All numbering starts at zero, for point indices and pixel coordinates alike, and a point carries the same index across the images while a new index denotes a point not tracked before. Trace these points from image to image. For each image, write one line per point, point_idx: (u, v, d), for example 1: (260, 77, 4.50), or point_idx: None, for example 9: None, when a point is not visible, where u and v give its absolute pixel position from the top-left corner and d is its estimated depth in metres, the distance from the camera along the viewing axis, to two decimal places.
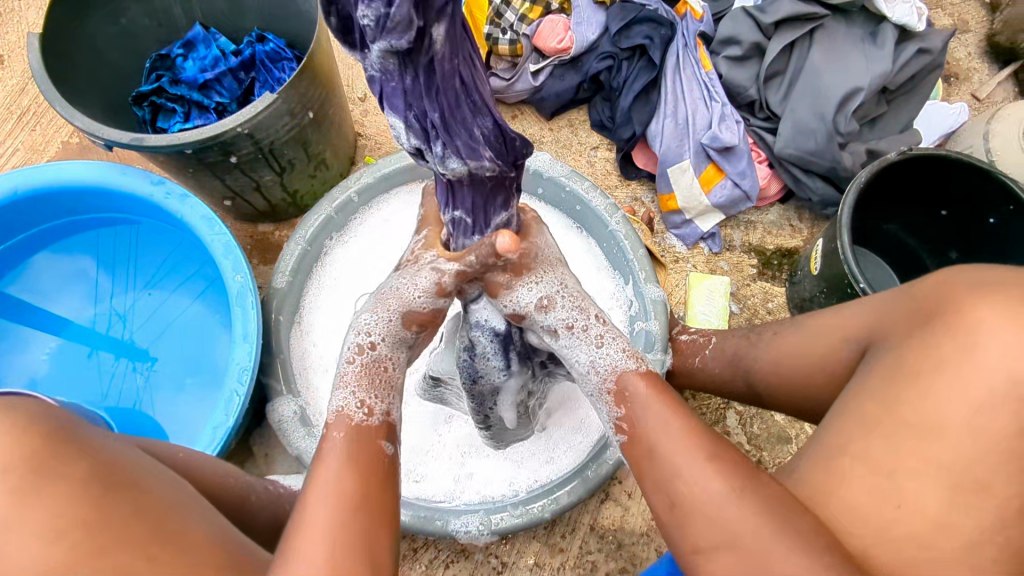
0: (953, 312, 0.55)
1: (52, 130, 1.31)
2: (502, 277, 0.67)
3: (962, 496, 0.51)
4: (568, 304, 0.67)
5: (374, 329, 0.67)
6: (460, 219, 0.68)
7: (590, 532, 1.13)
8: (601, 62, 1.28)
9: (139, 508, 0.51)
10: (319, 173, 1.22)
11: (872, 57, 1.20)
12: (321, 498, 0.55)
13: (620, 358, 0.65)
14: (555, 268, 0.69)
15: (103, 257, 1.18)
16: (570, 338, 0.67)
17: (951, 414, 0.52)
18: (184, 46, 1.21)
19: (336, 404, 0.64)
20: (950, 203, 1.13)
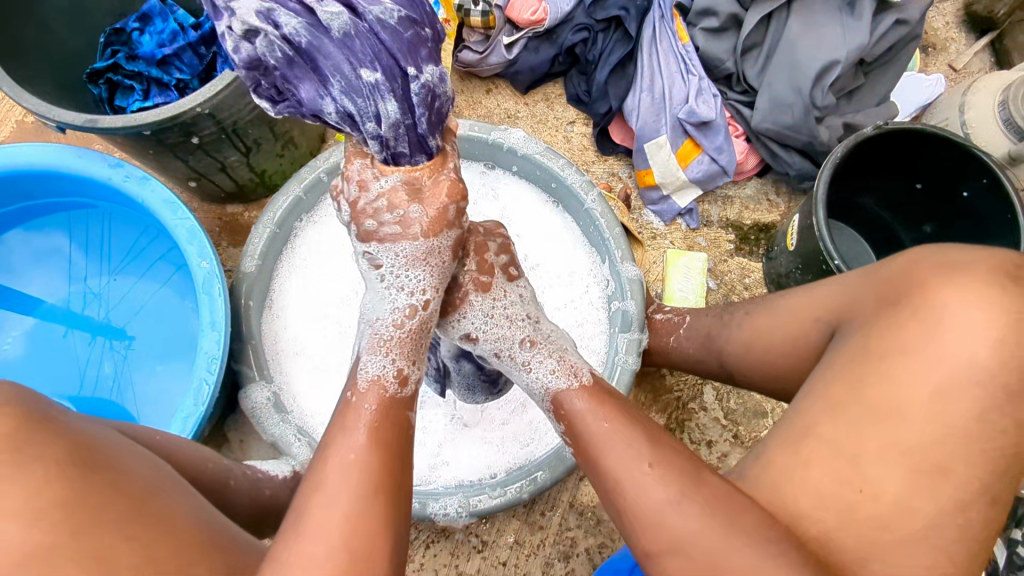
0: (921, 296, 0.55)
1: (4, 108, 1.26)
2: (436, 316, 0.75)
3: (924, 479, 0.51)
4: (494, 336, 0.73)
5: (422, 288, 0.67)
6: (379, 84, 0.58)
7: (570, 509, 1.14)
8: (576, 34, 1.24)
9: (122, 490, 0.49)
10: (287, 153, 1.19)
11: (849, 28, 1.17)
12: (341, 472, 0.55)
13: (550, 378, 0.69)
14: (486, 297, 0.73)
15: (76, 235, 1.14)
16: (504, 361, 0.74)
17: (916, 399, 0.53)
18: (139, 20, 1.15)
19: (374, 371, 0.65)
20: (923, 176, 1.13)
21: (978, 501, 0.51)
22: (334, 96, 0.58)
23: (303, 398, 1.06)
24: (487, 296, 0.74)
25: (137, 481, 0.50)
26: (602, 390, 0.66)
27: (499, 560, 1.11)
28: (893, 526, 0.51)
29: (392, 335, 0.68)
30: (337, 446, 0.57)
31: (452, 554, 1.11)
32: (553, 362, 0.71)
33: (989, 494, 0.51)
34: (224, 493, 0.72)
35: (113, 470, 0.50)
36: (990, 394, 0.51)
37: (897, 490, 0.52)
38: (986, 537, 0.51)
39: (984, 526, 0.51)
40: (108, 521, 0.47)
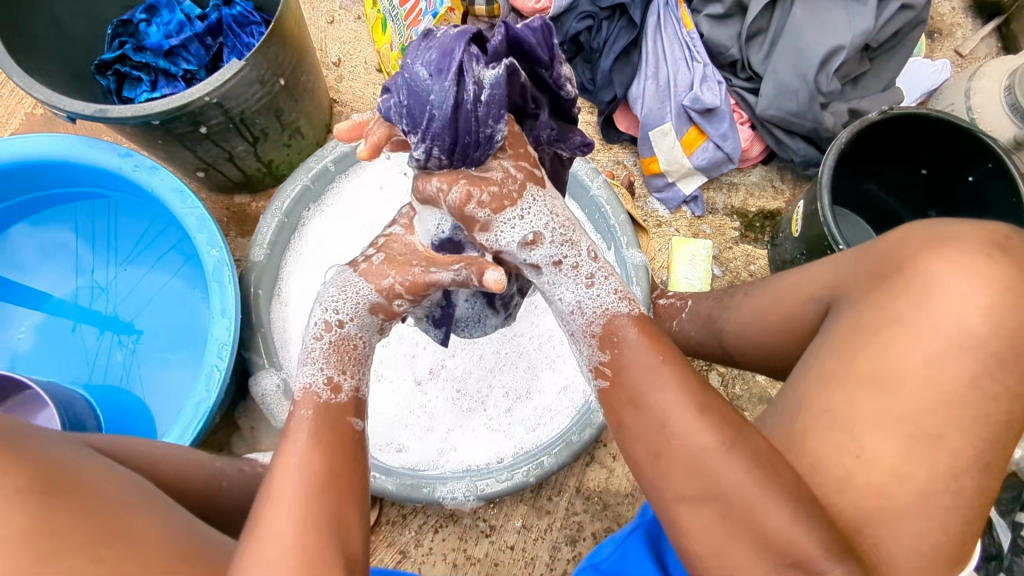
0: (910, 268, 0.58)
1: (14, 102, 1.27)
2: (481, 212, 0.64)
3: (918, 447, 0.53)
4: (557, 239, 0.66)
5: (340, 308, 0.69)
6: (464, 90, 0.64)
7: (576, 494, 1.15)
8: (581, 22, 1.23)
9: (90, 511, 0.49)
10: (294, 143, 1.20)
11: (854, 13, 1.16)
12: (288, 474, 0.55)
13: (610, 300, 0.65)
14: (542, 196, 0.66)
15: (82, 229, 1.16)
16: (558, 274, 0.67)
17: (909, 369, 0.55)
18: (147, 11, 1.16)
19: (303, 380, 0.65)
20: (929, 161, 1.13)
21: (972, 468, 0.53)
22: (425, 80, 0.65)
23: None
24: (544, 193, 0.67)
25: (103, 501, 0.50)
26: (650, 323, 0.64)
27: (507, 544, 1.12)
28: (891, 495, 0.53)
29: (316, 346, 0.68)
30: (283, 454, 0.58)
31: (460, 539, 1.12)
32: (616, 281, 0.66)
33: (983, 462, 0.53)
34: (213, 494, 0.72)
35: (83, 491, 0.50)
36: (980, 360, 0.53)
37: (894, 459, 0.53)
38: (981, 503, 0.53)
39: (980, 493, 0.53)
40: (78, 543, 0.47)
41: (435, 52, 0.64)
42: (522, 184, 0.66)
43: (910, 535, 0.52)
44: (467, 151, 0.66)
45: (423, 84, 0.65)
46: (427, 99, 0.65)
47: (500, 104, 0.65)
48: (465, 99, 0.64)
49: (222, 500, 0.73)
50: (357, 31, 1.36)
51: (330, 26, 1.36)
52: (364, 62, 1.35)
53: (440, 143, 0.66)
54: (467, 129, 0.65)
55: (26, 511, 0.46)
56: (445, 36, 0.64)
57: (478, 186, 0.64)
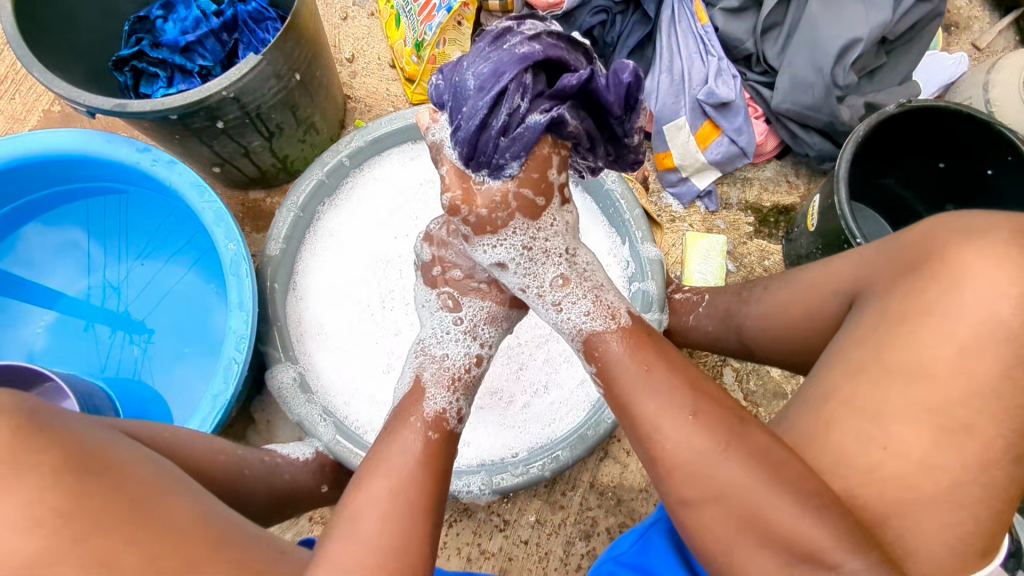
0: (938, 259, 0.57)
1: (31, 98, 1.28)
2: (466, 231, 0.75)
3: (947, 437, 0.53)
4: (521, 271, 0.75)
5: (487, 342, 0.81)
6: (495, 127, 0.67)
7: (590, 489, 1.15)
8: (595, 16, 1.22)
9: (122, 493, 0.49)
10: (309, 138, 1.20)
11: (871, 5, 1.15)
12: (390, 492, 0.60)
13: (583, 321, 0.71)
14: (526, 228, 0.74)
15: (93, 227, 1.17)
16: (528, 297, 0.76)
17: (937, 359, 0.54)
18: (163, 7, 1.17)
19: (443, 404, 0.74)
20: (947, 155, 1.12)
21: (1001, 459, 0.52)
22: (472, 86, 0.67)
23: (327, 378, 1.07)
24: (530, 226, 0.74)
25: (136, 482, 0.51)
26: (640, 331, 0.67)
27: (521, 538, 1.12)
28: (917, 485, 0.53)
29: (460, 377, 0.78)
30: (386, 466, 0.63)
31: (474, 533, 1.12)
32: (587, 303, 0.72)
33: (1012, 453, 0.53)
34: (237, 484, 0.74)
35: (118, 470, 0.50)
36: (1011, 351, 0.53)
37: (921, 450, 0.53)
38: (1008, 495, 0.53)
39: (1008, 485, 0.53)
40: (111, 526, 0.47)
41: (501, 70, 0.65)
42: (513, 213, 0.73)
43: (938, 526, 0.52)
44: (477, 167, 0.70)
45: (465, 93, 0.67)
46: (463, 107, 0.68)
47: (524, 146, 0.68)
48: (494, 124, 0.67)
49: (242, 488, 0.75)
50: (370, 27, 1.37)
51: (344, 22, 1.37)
52: (377, 58, 1.35)
53: (458, 151, 0.70)
54: (485, 150, 0.69)
55: (62, 495, 0.47)
56: (508, 52, 0.65)
57: (469, 205, 0.73)
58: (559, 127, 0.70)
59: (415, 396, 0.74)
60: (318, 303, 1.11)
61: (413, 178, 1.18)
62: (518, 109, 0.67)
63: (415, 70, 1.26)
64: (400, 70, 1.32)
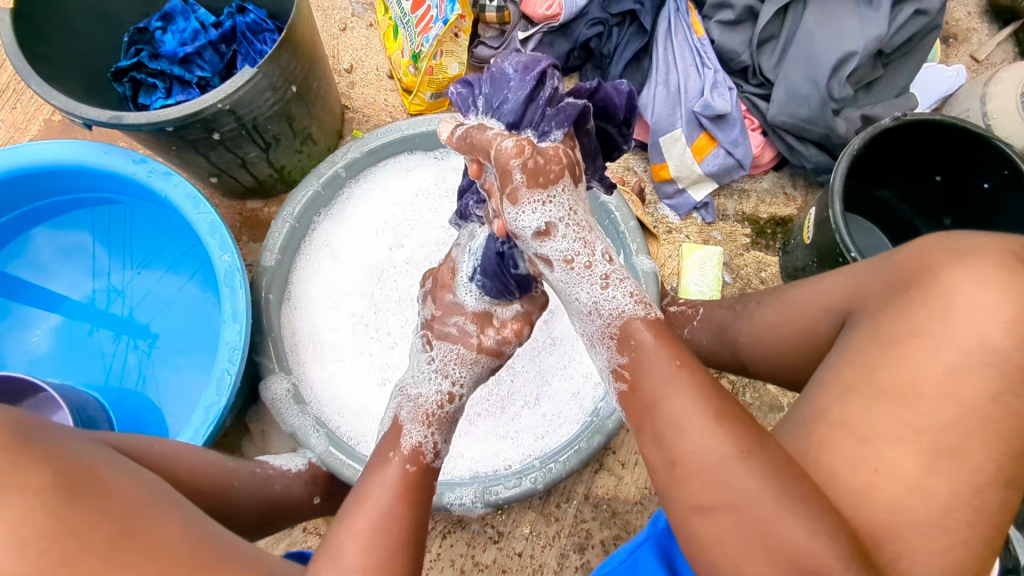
0: (930, 280, 0.57)
1: (32, 108, 1.30)
2: (519, 179, 0.64)
3: (937, 459, 0.53)
4: (570, 234, 0.67)
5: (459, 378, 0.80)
6: (542, 99, 0.71)
7: (585, 501, 1.15)
8: (591, 28, 1.22)
9: (107, 513, 0.50)
10: (306, 149, 1.21)
11: (867, 19, 1.15)
12: (370, 516, 0.60)
13: (627, 304, 0.66)
14: (568, 190, 0.67)
15: (102, 235, 1.17)
16: (568, 273, 0.69)
17: (928, 382, 0.54)
18: (162, 19, 1.18)
19: (414, 442, 0.72)
20: (944, 168, 1.11)
21: (992, 483, 0.52)
22: (511, 68, 0.73)
23: (322, 388, 1.07)
24: (574, 189, 0.68)
25: (122, 501, 0.52)
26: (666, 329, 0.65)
27: (515, 550, 1.12)
28: (909, 508, 0.52)
29: (435, 412, 0.77)
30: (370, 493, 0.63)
31: (469, 545, 1.12)
32: (630, 285, 0.68)
33: (1003, 476, 0.52)
34: (226, 495, 0.75)
35: (98, 492, 0.51)
36: (1000, 373, 0.53)
37: (911, 473, 0.53)
38: (999, 518, 0.53)
39: (999, 509, 0.52)
40: (92, 546, 0.48)
41: (541, 59, 0.74)
42: (564, 171, 0.67)
43: (932, 551, 0.51)
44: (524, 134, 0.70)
45: (506, 73, 0.73)
46: (506, 86, 0.73)
47: (570, 117, 0.70)
48: (539, 97, 0.72)
49: (233, 501, 0.76)
50: (369, 37, 1.37)
51: (343, 33, 1.37)
52: (376, 69, 1.36)
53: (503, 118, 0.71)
54: (530, 117, 0.71)
55: (48, 516, 0.48)
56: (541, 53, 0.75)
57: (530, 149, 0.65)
58: (582, 126, 0.75)
59: (392, 434, 0.73)
60: (314, 313, 1.12)
61: (408, 190, 1.18)
62: (557, 94, 0.72)
63: (413, 82, 1.26)
64: (397, 81, 1.32)
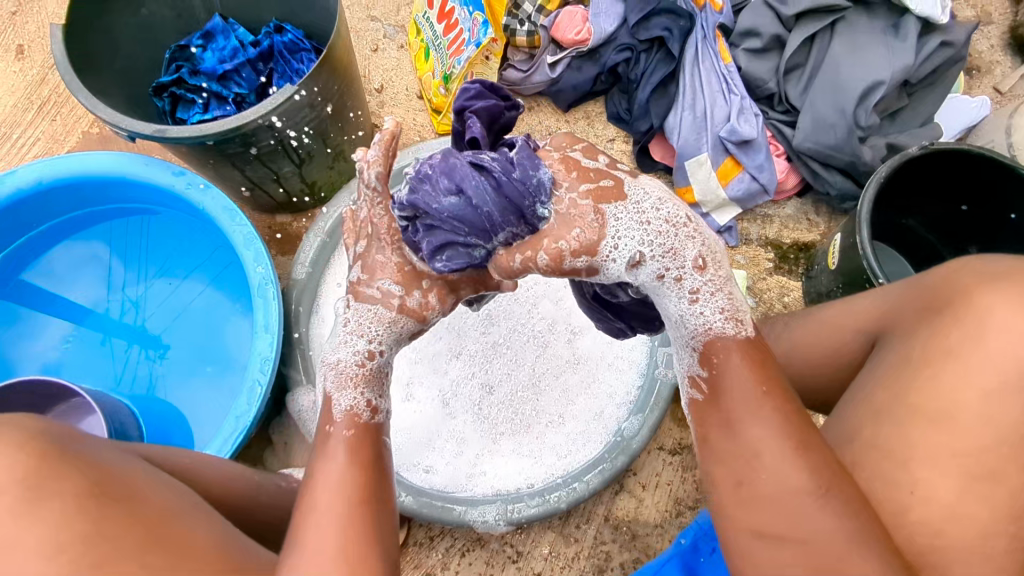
0: (964, 303, 0.58)
1: (72, 121, 1.33)
2: (581, 262, 0.68)
3: (974, 483, 0.53)
4: (658, 253, 0.67)
5: (380, 338, 0.72)
6: (500, 180, 0.68)
7: (605, 523, 1.14)
8: (619, 53, 1.26)
9: (145, 517, 0.51)
10: (337, 165, 1.23)
11: (894, 49, 1.18)
12: (326, 496, 0.58)
13: (717, 319, 0.64)
14: (626, 213, 0.67)
15: (117, 246, 1.19)
16: (662, 287, 0.68)
17: (964, 406, 0.54)
18: (203, 37, 1.20)
19: (345, 404, 0.68)
20: (970, 198, 1.12)
21: None
22: (450, 201, 0.68)
23: None
24: (630, 205, 0.67)
25: (158, 506, 0.52)
26: (759, 349, 0.63)
27: (534, 571, 1.11)
28: (947, 533, 0.52)
29: (357, 372, 0.70)
30: (320, 470, 0.61)
31: (487, 564, 1.11)
32: (722, 298, 0.65)
33: None
34: (254, 506, 0.75)
35: (136, 497, 0.52)
36: None
37: (948, 497, 0.53)
38: None
39: None
40: (130, 550, 0.48)
41: (436, 178, 0.68)
42: (596, 207, 0.67)
43: None
44: (539, 208, 0.68)
45: (455, 207, 0.68)
46: (470, 211, 0.68)
47: (529, 160, 0.68)
48: (492, 179, 0.68)
49: (262, 512, 0.76)
50: (400, 59, 1.41)
51: (374, 54, 1.41)
52: (405, 89, 1.39)
53: (510, 222, 0.69)
54: (520, 195, 0.68)
55: (88, 519, 0.49)
56: (427, 164, 0.69)
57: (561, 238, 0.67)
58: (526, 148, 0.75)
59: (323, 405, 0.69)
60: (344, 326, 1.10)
61: None
62: (500, 159, 0.69)
63: (443, 102, 1.29)
64: (426, 101, 1.35)
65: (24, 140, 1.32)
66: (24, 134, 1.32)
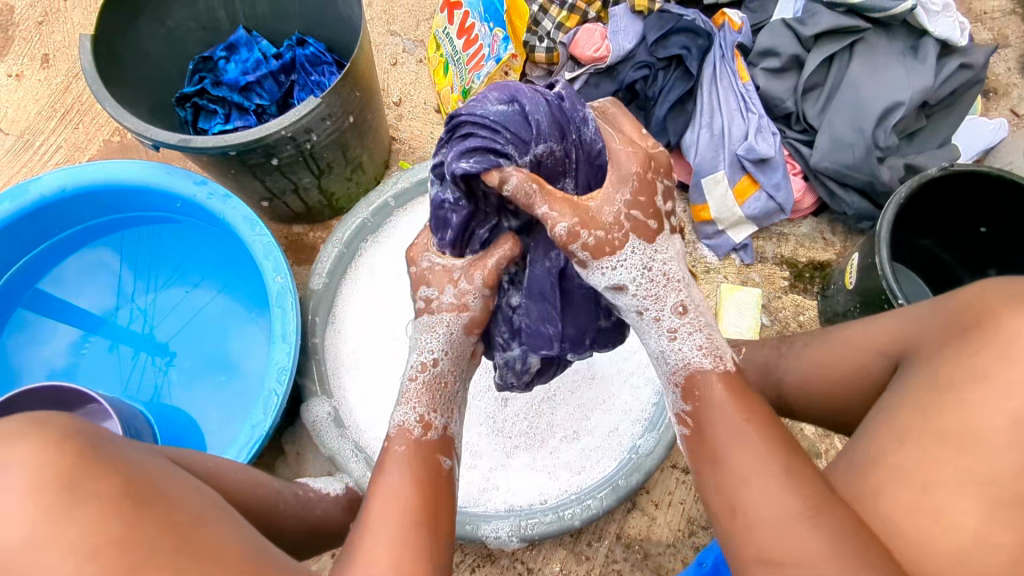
0: (992, 326, 0.57)
1: (93, 129, 1.35)
2: (583, 255, 0.66)
3: (1001, 510, 0.52)
4: (643, 291, 0.67)
5: (434, 348, 0.72)
6: (554, 100, 0.73)
7: (617, 541, 1.13)
8: (637, 71, 1.26)
9: (172, 521, 0.51)
10: (355, 177, 1.24)
11: (913, 71, 1.19)
12: (385, 504, 0.59)
13: (694, 355, 0.66)
14: (638, 248, 0.67)
15: (127, 254, 1.19)
16: (639, 319, 0.69)
17: (991, 430, 0.54)
18: (227, 49, 1.22)
19: (398, 418, 0.69)
20: (989, 219, 1.12)
21: None
22: (511, 107, 0.71)
23: (359, 412, 1.07)
24: (648, 248, 0.67)
25: (185, 510, 0.52)
26: (739, 382, 0.64)
27: None
28: (975, 561, 0.51)
29: (410, 385, 0.72)
30: (380, 482, 0.62)
31: None
32: (701, 336, 0.67)
33: None
34: (272, 515, 0.75)
35: (164, 500, 0.52)
36: None
37: (975, 523, 0.52)
38: None
39: None
40: (159, 552, 0.48)
41: (499, 89, 0.72)
42: (625, 231, 0.66)
43: None
44: (586, 124, 0.74)
45: (512, 112, 0.71)
46: (525, 117, 0.71)
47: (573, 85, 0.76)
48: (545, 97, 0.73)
49: (279, 522, 0.76)
50: (418, 73, 1.42)
51: (394, 67, 1.42)
52: (423, 103, 1.40)
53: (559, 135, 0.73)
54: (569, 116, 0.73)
55: (119, 520, 0.48)
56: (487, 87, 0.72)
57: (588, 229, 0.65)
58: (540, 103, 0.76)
59: None
60: (360, 340, 1.12)
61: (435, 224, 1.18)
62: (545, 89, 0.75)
63: None
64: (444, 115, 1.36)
65: (46, 147, 1.34)
66: (46, 141, 1.34)
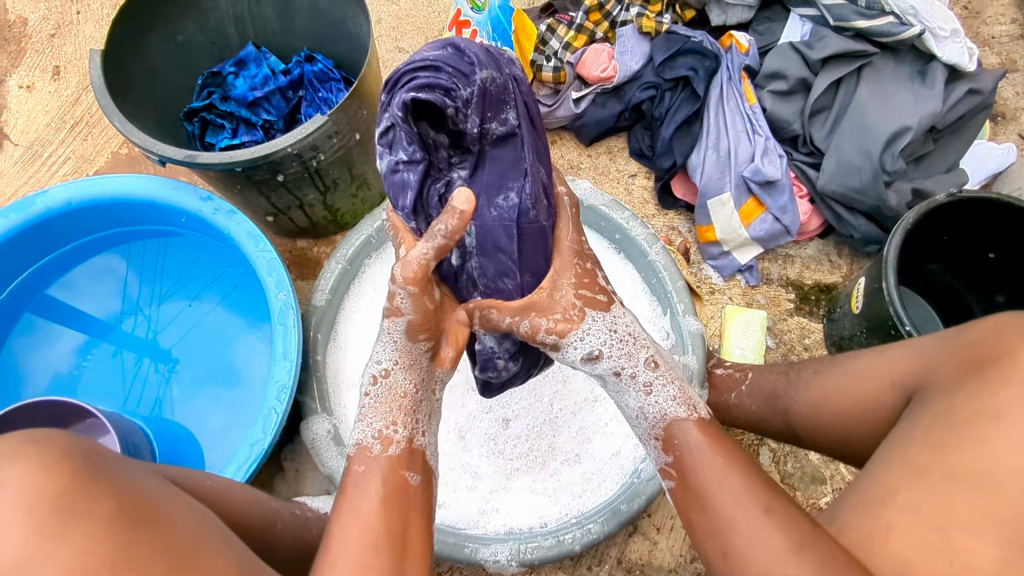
0: (1011, 363, 0.56)
1: (102, 141, 1.36)
2: (552, 336, 0.76)
3: (1019, 554, 0.50)
4: (616, 352, 0.74)
5: (392, 359, 0.74)
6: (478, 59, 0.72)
7: (617, 565, 1.12)
8: (644, 91, 1.27)
9: (167, 545, 0.50)
10: (361, 194, 1.24)
11: (921, 96, 1.18)
12: (353, 524, 0.61)
13: (670, 405, 0.70)
14: (600, 319, 0.75)
15: (135, 262, 1.19)
16: (621, 383, 0.75)
17: (1009, 471, 0.52)
18: (236, 64, 1.22)
19: (357, 437, 0.71)
20: (997, 245, 1.11)
21: None
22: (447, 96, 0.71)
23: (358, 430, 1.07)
24: (606, 314, 0.76)
25: (181, 535, 0.52)
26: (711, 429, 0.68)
27: None
28: None
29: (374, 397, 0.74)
30: (362, 501, 0.63)
31: None
32: (674, 388, 0.72)
33: None
34: (267, 535, 0.74)
35: (158, 525, 0.51)
36: None
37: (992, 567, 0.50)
38: None
39: None
40: None
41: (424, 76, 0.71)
42: (580, 305, 0.75)
43: None
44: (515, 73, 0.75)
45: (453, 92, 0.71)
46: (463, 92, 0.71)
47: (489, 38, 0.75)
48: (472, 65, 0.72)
49: (274, 543, 0.75)
50: None
51: None
52: None
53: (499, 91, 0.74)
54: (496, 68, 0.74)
55: (108, 546, 0.47)
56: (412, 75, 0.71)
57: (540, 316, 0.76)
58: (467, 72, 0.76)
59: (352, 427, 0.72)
60: (359, 362, 1.11)
61: None
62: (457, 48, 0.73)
63: None
64: None
65: (54, 158, 1.34)
66: (55, 152, 1.35)
